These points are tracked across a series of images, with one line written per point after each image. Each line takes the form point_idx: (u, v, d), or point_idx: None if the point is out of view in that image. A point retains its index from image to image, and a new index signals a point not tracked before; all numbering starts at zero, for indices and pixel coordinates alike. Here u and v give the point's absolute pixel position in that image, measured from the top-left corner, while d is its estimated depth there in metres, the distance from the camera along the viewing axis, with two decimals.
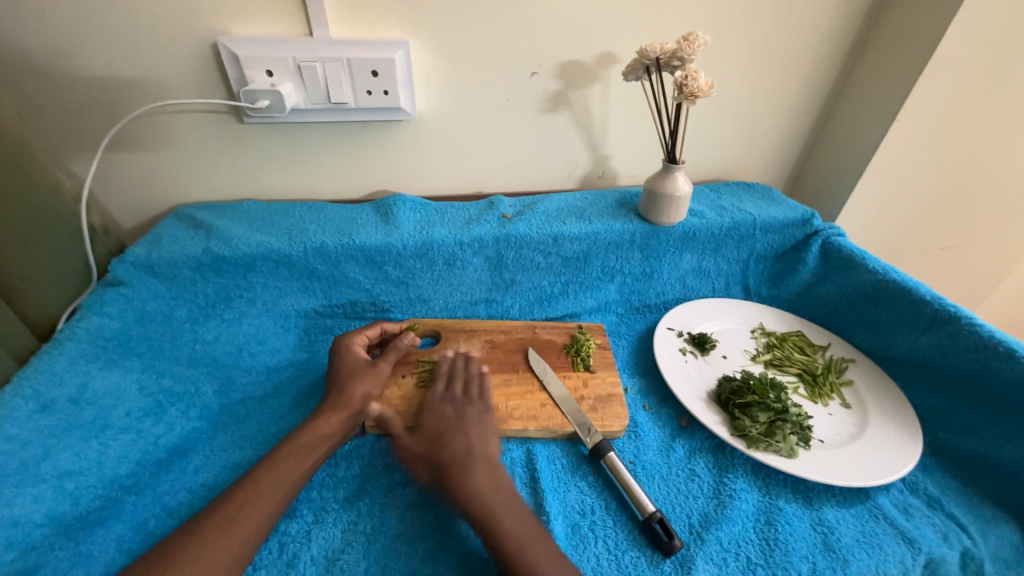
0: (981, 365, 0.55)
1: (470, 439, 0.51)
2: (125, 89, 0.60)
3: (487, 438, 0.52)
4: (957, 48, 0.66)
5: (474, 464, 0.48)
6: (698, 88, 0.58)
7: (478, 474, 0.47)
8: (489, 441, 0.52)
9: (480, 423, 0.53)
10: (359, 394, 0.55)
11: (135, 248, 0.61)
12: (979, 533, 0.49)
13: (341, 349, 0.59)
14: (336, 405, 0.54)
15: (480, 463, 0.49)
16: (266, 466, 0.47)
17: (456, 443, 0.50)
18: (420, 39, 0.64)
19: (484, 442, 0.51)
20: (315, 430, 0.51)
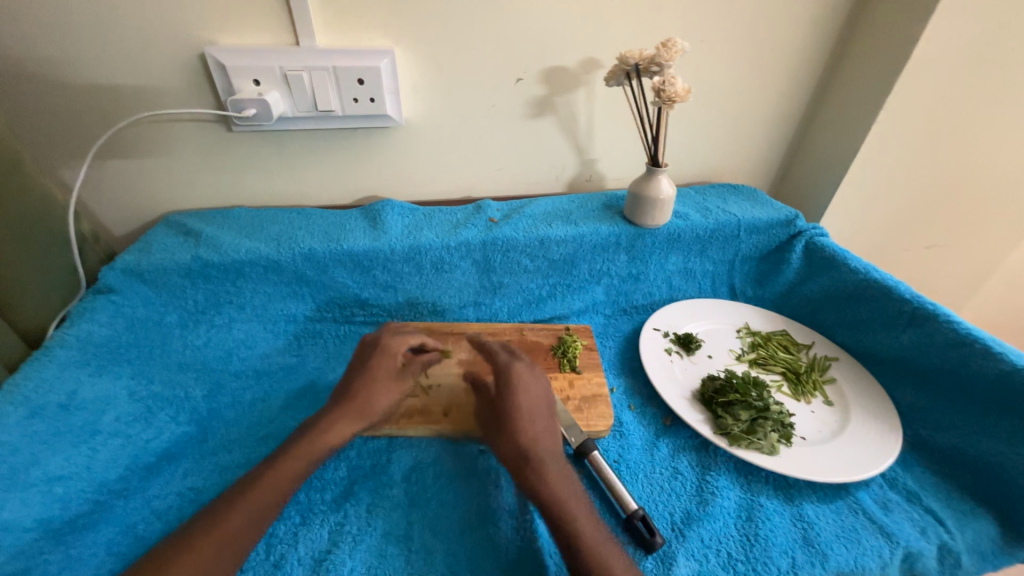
0: (958, 361, 0.56)
1: (537, 430, 0.49)
2: (115, 99, 0.61)
3: (555, 430, 0.51)
4: (932, 51, 0.67)
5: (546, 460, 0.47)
6: (675, 93, 0.59)
7: (551, 473, 0.46)
8: (554, 432, 0.50)
9: (543, 405, 0.52)
10: (368, 396, 0.53)
11: (124, 256, 0.62)
12: (958, 527, 0.50)
13: (384, 341, 0.58)
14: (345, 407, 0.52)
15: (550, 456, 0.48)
16: (271, 470, 0.45)
17: (526, 437, 0.49)
18: (406, 47, 0.65)
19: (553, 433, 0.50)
20: (323, 436, 0.49)
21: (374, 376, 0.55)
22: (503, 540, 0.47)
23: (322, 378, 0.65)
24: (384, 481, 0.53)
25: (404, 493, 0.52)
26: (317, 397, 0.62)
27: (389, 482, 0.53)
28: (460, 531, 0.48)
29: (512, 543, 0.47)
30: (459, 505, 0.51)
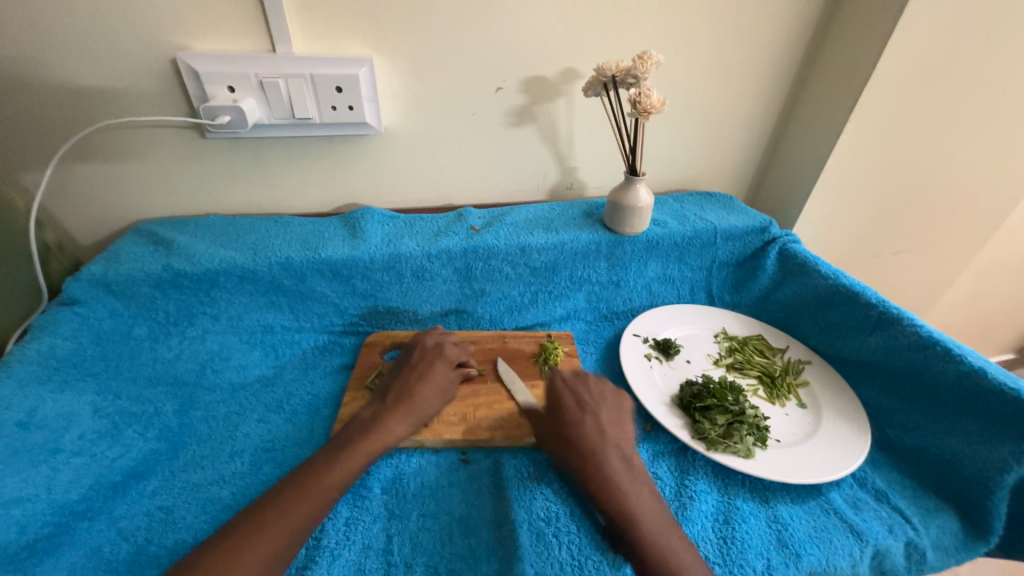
0: (922, 363, 0.59)
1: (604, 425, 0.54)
2: (82, 103, 0.59)
3: (623, 424, 0.55)
4: (893, 66, 0.71)
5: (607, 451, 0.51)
6: (650, 104, 0.61)
7: (614, 461, 0.50)
8: (622, 428, 0.55)
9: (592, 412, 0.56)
10: (423, 399, 0.55)
11: (90, 266, 0.60)
12: (923, 524, 0.52)
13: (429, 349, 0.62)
14: (404, 408, 0.54)
15: (620, 450, 0.52)
16: (329, 470, 0.46)
17: (590, 428, 0.53)
18: (385, 56, 0.65)
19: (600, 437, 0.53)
20: (384, 433, 0.51)
21: (429, 379, 0.57)
22: (484, 551, 0.47)
23: (300, 390, 0.64)
24: (363, 494, 0.52)
25: (383, 505, 0.51)
26: (295, 409, 0.61)
27: (368, 495, 0.52)
28: (441, 542, 0.48)
29: (493, 554, 0.47)
30: (439, 516, 0.50)
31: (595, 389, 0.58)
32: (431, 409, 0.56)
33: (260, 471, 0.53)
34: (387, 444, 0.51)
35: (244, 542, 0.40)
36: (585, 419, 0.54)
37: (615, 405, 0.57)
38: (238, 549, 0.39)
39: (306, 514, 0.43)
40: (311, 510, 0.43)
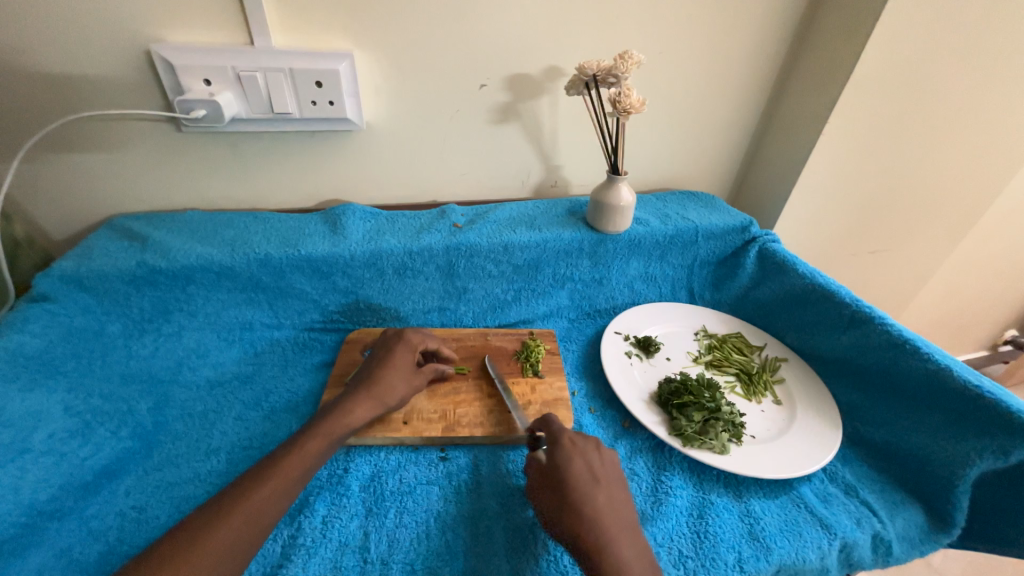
0: (892, 361, 0.60)
1: (617, 506, 0.46)
2: (52, 93, 0.58)
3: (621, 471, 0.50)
4: (870, 69, 0.72)
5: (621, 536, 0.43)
6: (630, 104, 0.61)
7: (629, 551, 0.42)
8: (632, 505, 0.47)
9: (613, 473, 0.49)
10: (386, 383, 0.55)
11: (61, 261, 0.58)
12: (889, 517, 0.53)
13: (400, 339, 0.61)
14: (365, 392, 0.54)
15: (632, 534, 0.44)
16: (291, 453, 0.46)
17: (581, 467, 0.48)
18: (367, 50, 0.64)
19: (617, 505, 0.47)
20: (345, 415, 0.51)
21: (392, 364, 0.57)
22: (459, 547, 0.47)
23: (279, 387, 0.63)
24: (341, 491, 0.52)
25: (361, 503, 0.51)
26: (273, 407, 0.60)
27: (346, 493, 0.52)
28: (417, 539, 0.48)
29: (469, 551, 0.47)
30: (417, 513, 0.51)
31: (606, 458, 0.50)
32: (394, 394, 0.56)
33: (237, 469, 0.53)
34: (348, 428, 0.50)
35: (209, 524, 0.40)
36: (599, 495, 0.46)
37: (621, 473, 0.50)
38: (201, 528, 0.39)
39: (268, 497, 0.43)
40: (273, 492, 0.43)
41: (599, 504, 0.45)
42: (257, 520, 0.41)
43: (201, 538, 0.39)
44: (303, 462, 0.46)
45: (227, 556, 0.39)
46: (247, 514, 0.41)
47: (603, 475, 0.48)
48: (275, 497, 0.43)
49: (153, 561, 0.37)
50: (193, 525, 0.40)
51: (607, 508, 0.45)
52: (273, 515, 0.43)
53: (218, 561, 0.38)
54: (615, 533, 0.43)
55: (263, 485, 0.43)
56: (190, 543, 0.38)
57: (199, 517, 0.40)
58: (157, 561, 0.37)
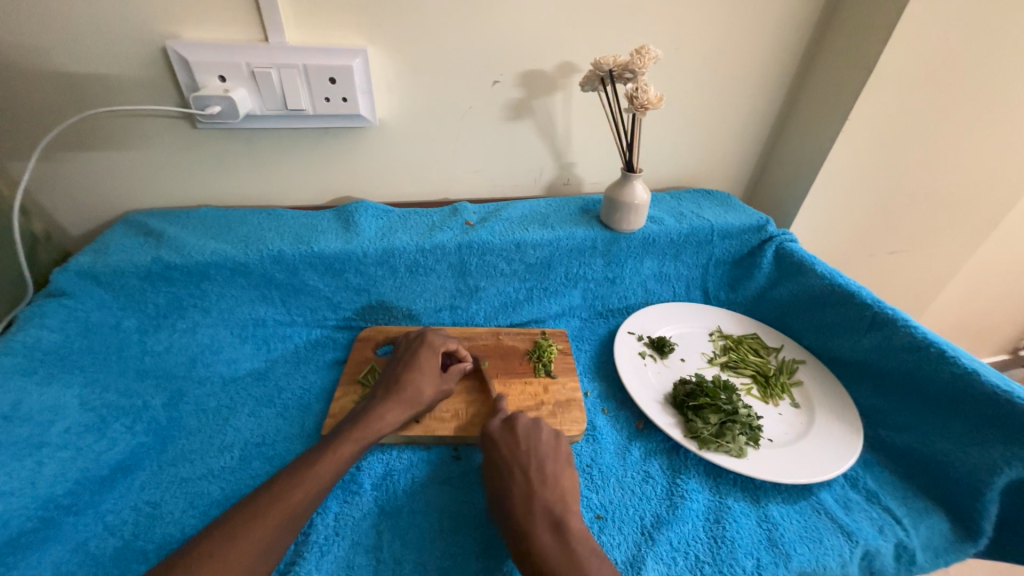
0: (916, 364, 0.59)
1: (535, 487, 0.47)
2: (67, 89, 0.58)
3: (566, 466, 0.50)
4: (894, 64, 0.70)
5: (538, 518, 0.44)
6: (647, 100, 0.60)
7: (545, 534, 0.43)
8: (558, 483, 0.48)
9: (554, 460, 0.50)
10: (415, 386, 0.55)
11: (79, 257, 0.59)
12: (913, 525, 0.52)
13: (430, 343, 0.60)
14: (395, 396, 0.53)
15: (552, 515, 0.45)
16: (326, 456, 0.46)
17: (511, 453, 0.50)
18: (380, 46, 0.64)
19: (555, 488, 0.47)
20: (375, 420, 0.51)
21: (419, 368, 0.57)
22: (474, 548, 0.47)
23: (292, 384, 0.63)
24: (353, 489, 0.52)
25: (373, 501, 0.51)
26: (286, 404, 0.61)
27: (358, 491, 0.52)
28: (431, 538, 0.48)
29: (482, 551, 0.47)
30: (429, 512, 0.50)
31: (524, 441, 0.51)
32: (426, 397, 0.55)
33: (249, 466, 0.53)
34: (380, 434, 0.51)
35: (247, 523, 0.40)
36: (514, 481, 0.47)
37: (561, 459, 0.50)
38: (239, 526, 0.40)
39: (303, 500, 0.43)
40: (308, 495, 0.43)
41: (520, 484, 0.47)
42: (291, 523, 0.42)
43: (241, 535, 0.39)
44: (337, 464, 0.46)
45: (261, 559, 0.39)
46: (284, 515, 0.41)
47: (533, 460, 0.49)
48: (310, 500, 0.43)
49: (190, 559, 0.37)
50: (234, 522, 0.40)
51: (530, 488, 0.46)
52: (303, 519, 0.43)
53: (255, 561, 0.39)
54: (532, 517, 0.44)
55: (298, 489, 0.43)
56: (229, 542, 0.39)
57: (236, 517, 0.40)
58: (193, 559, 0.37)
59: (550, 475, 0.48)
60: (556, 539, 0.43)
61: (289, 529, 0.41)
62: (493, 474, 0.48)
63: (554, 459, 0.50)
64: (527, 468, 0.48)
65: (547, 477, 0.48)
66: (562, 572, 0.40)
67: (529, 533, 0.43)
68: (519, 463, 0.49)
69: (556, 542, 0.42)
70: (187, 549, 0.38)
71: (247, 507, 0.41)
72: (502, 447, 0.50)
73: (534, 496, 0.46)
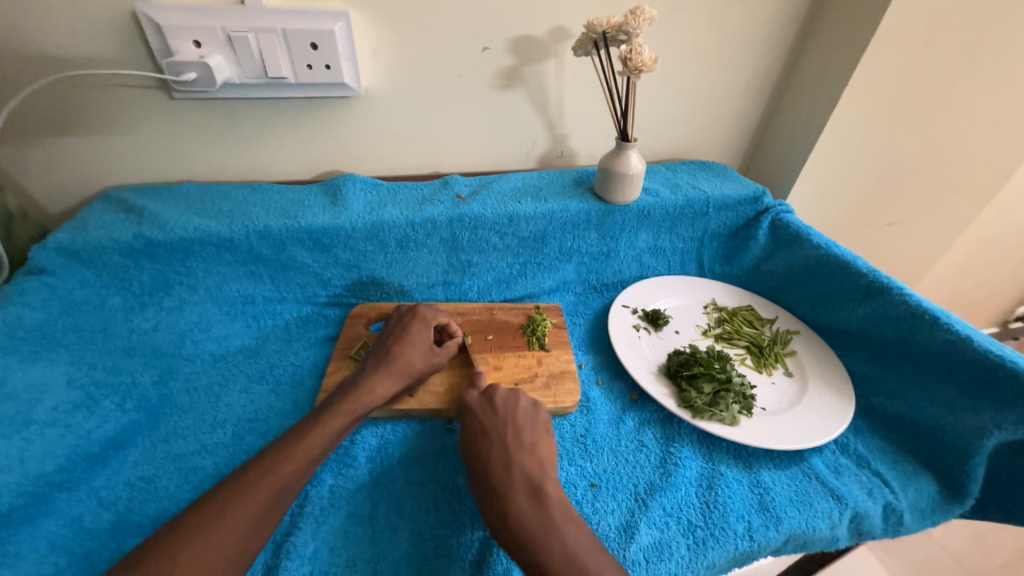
0: (909, 332, 0.59)
1: (512, 453, 0.46)
2: (32, 57, 0.55)
3: (535, 437, 0.49)
4: (898, 26, 0.67)
5: (514, 484, 0.44)
6: (642, 62, 0.58)
7: (521, 498, 0.43)
8: (534, 446, 0.48)
9: (522, 426, 0.50)
10: (407, 358, 0.55)
11: (57, 233, 0.57)
12: (901, 488, 0.53)
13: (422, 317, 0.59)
14: (384, 367, 0.53)
15: (529, 481, 0.44)
16: (314, 430, 0.46)
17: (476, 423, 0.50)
18: (362, 10, 0.61)
19: (529, 454, 0.47)
20: (365, 392, 0.51)
21: (410, 341, 0.56)
22: (468, 516, 0.47)
23: (283, 360, 0.63)
24: (348, 462, 0.52)
25: (368, 473, 0.51)
26: (278, 380, 0.60)
27: (353, 463, 0.52)
28: (426, 508, 0.48)
29: (478, 519, 0.47)
30: (424, 484, 0.50)
31: (500, 405, 0.51)
32: (417, 369, 0.55)
33: (243, 441, 0.53)
34: (370, 404, 0.51)
35: (235, 497, 0.40)
36: (492, 447, 0.47)
37: (527, 424, 0.50)
38: (228, 501, 0.39)
39: (293, 473, 0.43)
40: (296, 467, 0.43)
41: (489, 452, 0.47)
42: (281, 496, 0.41)
43: (231, 510, 0.39)
44: (327, 438, 0.46)
45: (253, 531, 0.39)
46: (274, 489, 0.41)
47: (498, 428, 0.49)
48: (300, 473, 0.43)
49: (179, 534, 0.37)
50: (223, 497, 0.40)
51: (499, 455, 0.46)
52: (293, 492, 0.42)
53: (246, 534, 0.39)
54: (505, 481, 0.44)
55: (287, 463, 0.43)
56: (217, 517, 0.38)
57: (225, 490, 0.40)
58: (183, 534, 0.37)
59: (528, 442, 0.48)
60: (531, 504, 0.43)
61: (280, 502, 0.41)
62: (470, 436, 0.49)
63: (518, 426, 0.49)
64: (502, 434, 0.48)
65: (525, 443, 0.48)
66: (537, 534, 0.40)
67: (506, 499, 0.43)
68: (495, 428, 0.49)
69: (532, 507, 0.42)
70: (180, 520, 0.38)
71: (235, 483, 0.41)
72: (480, 413, 0.51)
73: (505, 465, 0.45)
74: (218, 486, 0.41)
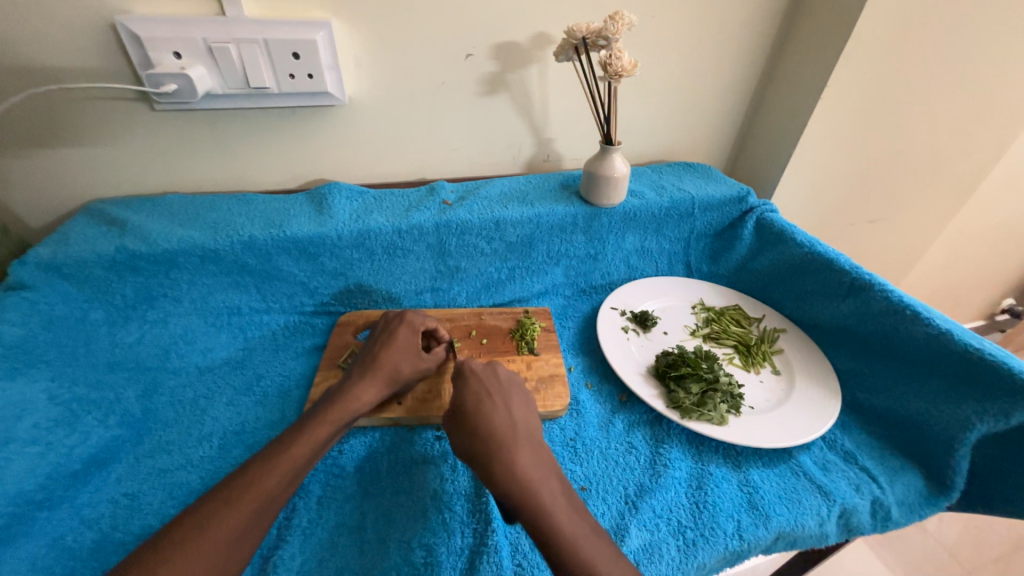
0: (892, 328, 0.59)
1: (514, 418, 0.47)
2: (11, 72, 0.55)
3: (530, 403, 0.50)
4: (873, 28, 0.68)
5: (517, 441, 0.45)
6: (622, 67, 0.59)
7: (524, 454, 0.44)
8: (531, 413, 0.49)
9: (521, 391, 0.50)
10: (394, 364, 0.55)
11: (38, 248, 0.56)
12: (888, 482, 0.53)
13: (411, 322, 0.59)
14: (371, 372, 0.53)
15: (532, 441, 0.46)
16: (298, 438, 0.45)
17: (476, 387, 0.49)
18: (344, 20, 0.61)
19: (528, 419, 0.48)
20: (352, 400, 0.50)
21: (397, 348, 0.56)
22: (457, 524, 0.47)
23: (271, 371, 0.62)
24: (336, 472, 0.51)
25: (356, 483, 0.51)
26: (265, 391, 0.60)
27: (341, 474, 0.51)
28: (415, 517, 0.48)
29: (468, 527, 0.47)
30: (413, 492, 0.50)
31: (503, 374, 0.51)
32: (404, 376, 0.55)
33: (229, 455, 0.52)
34: (358, 412, 0.50)
35: (218, 510, 0.39)
36: (496, 407, 0.47)
37: (519, 387, 0.51)
38: (211, 515, 0.39)
39: (278, 483, 0.42)
40: (281, 478, 0.42)
41: (493, 411, 0.47)
42: (267, 507, 0.41)
43: (212, 526, 0.38)
44: (311, 447, 0.45)
45: (236, 543, 0.39)
46: (258, 500, 0.41)
47: (500, 392, 0.49)
48: (285, 483, 0.43)
49: (163, 549, 0.37)
50: (206, 511, 0.39)
51: (504, 416, 0.46)
52: (278, 502, 0.42)
53: (228, 548, 0.38)
54: (513, 440, 0.44)
55: (272, 474, 0.42)
56: (197, 533, 0.38)
57: (209, 504, 0.40)
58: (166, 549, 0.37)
59: (527, 408, 0.49)
60: (536, 464, 0.44)
61: (265, 512, 0.41)
62: (474, 394, 0.48)
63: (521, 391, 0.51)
64: (506, 400, 0.48)
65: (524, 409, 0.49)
66: (541, 493, 0.41)
67: (513, 453, 0.43)
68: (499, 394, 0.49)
69: (537, 467, 0.44)
70: (163, 535, 0.38)
71: (216, 498, 0.40)
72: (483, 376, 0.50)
73: (511, 426, 0.46)
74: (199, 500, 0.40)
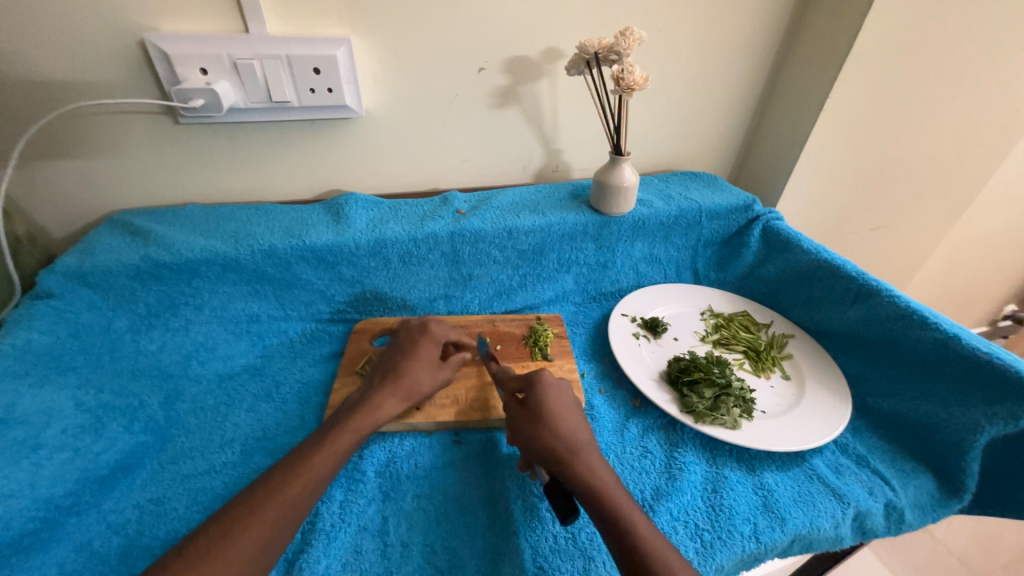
0: (900, 333, 0.60)
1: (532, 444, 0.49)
2: (43, 86, 0.57)
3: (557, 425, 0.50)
4: (872, 42, 0.71)
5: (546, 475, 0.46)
6: (634, 81, 0.60)
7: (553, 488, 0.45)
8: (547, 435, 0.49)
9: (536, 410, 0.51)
10: (414, 374, 0.56)
11: (65, 258, 0.58)
12: (901, 485, 0.54)
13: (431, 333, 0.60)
14: (393, 384, 0.54)
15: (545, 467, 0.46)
16: (321, 450, 0.46)
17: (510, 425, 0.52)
18: (363, 37, 0.63)
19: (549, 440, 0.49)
20: (374, 410, 0.51)
21: (418, 357, 0.57)
22: (478, 527, 0.48)
23: (289, 378, 0.63)
24: (356, 477, 0.52)
25: (378, 488, 0.51)
26: (285, 398, 0.61)
27: (362, 479, 0.52)
28: (436, 521, 0.48)
29: (488, 531, 0.48)
30: (435, 496, 0.51)
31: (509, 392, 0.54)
32: (425, 383, 0.56)
33: (251, 460, 0.53)
34: (379, 422, 0.51)
35: (241, 520, 0.40)
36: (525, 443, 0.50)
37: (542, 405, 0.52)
38: (236, 525, 0.40)
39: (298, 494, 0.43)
40: (303, 488, 0.43)
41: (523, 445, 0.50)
42: (291, 516, 0.42)
43: (241, 534, 0.39)
44: (335, 456, 0.46)
45: (262, 552, 0.39)
46: (281, 509, 0.41)
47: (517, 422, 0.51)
48: (308, 495, 0.43)
49: (190, 556, 0.37)
50: (231, 521, 0.40)
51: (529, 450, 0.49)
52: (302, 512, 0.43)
53: (255, 557, 0.39)
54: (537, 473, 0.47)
55: (294, 485, 0.43)
56: (224, 541, 0.38)
57: (234, 514, 0.40)
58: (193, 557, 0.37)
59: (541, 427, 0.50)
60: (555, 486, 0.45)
61: (291, 520, 0.42)
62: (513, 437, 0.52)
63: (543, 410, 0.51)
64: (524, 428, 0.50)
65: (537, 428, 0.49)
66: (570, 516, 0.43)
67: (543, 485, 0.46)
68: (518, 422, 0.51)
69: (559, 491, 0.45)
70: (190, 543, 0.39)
71: (243, 504, 0.41)
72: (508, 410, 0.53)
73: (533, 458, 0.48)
74: (225, 510, 0.41)
